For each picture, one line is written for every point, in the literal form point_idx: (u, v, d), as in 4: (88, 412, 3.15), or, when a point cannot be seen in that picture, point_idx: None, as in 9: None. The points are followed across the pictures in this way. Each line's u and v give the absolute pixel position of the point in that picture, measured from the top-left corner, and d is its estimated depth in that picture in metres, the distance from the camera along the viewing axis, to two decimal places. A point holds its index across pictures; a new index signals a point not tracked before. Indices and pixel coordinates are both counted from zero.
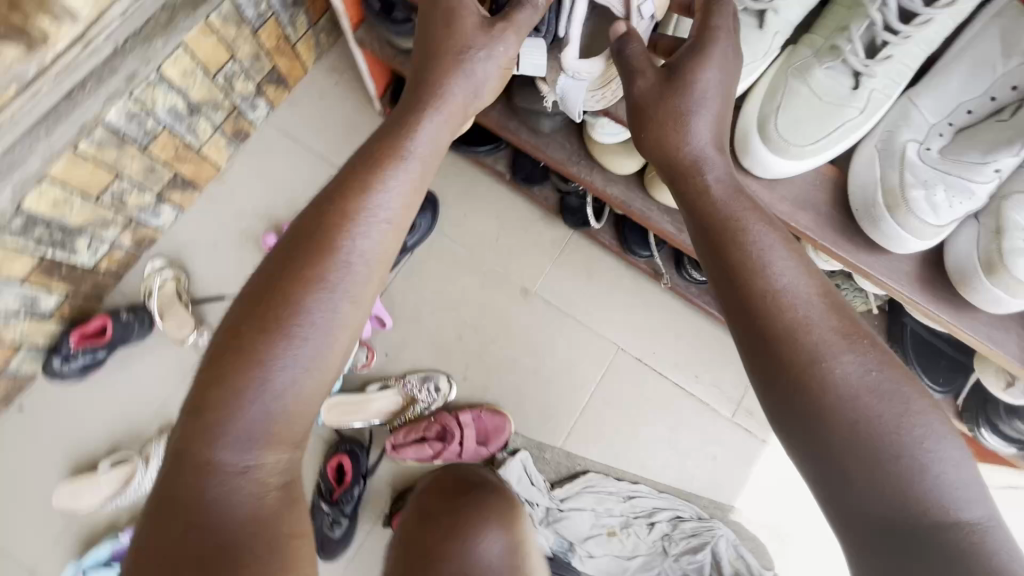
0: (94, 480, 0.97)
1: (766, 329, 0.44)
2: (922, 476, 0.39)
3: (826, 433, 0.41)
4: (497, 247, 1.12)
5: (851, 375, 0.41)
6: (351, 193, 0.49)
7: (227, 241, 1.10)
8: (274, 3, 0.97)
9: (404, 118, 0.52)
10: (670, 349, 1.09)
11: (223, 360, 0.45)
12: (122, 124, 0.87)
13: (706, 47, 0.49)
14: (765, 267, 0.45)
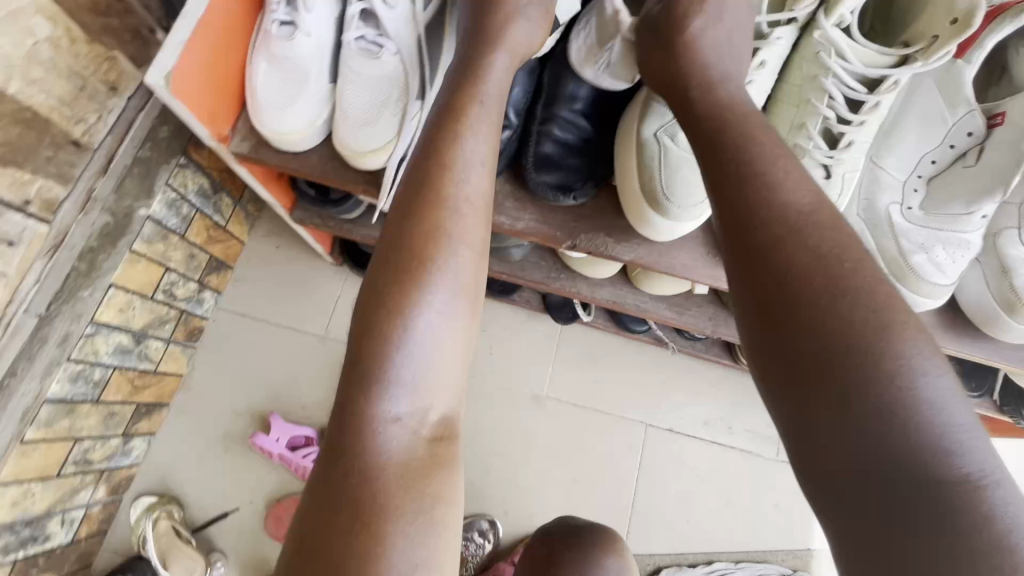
0: None
1: (760, 237, 0.39)
2: (909, 411, 0.34)
3: (806, 350, 0.36)
4: (495, 362, 1.06)
5: (847, 285, 0.37)
6: (444, 152, 0.48)
7: (212, 452, 1.01)
8: (194, 201, 0.92)
9: (472, 66, 0.51)
10: (696, 409, 1.06)
11: (372, 314, 0.45)
12: (69, 390, 0.79)
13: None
14: (761, 174, 0.41)
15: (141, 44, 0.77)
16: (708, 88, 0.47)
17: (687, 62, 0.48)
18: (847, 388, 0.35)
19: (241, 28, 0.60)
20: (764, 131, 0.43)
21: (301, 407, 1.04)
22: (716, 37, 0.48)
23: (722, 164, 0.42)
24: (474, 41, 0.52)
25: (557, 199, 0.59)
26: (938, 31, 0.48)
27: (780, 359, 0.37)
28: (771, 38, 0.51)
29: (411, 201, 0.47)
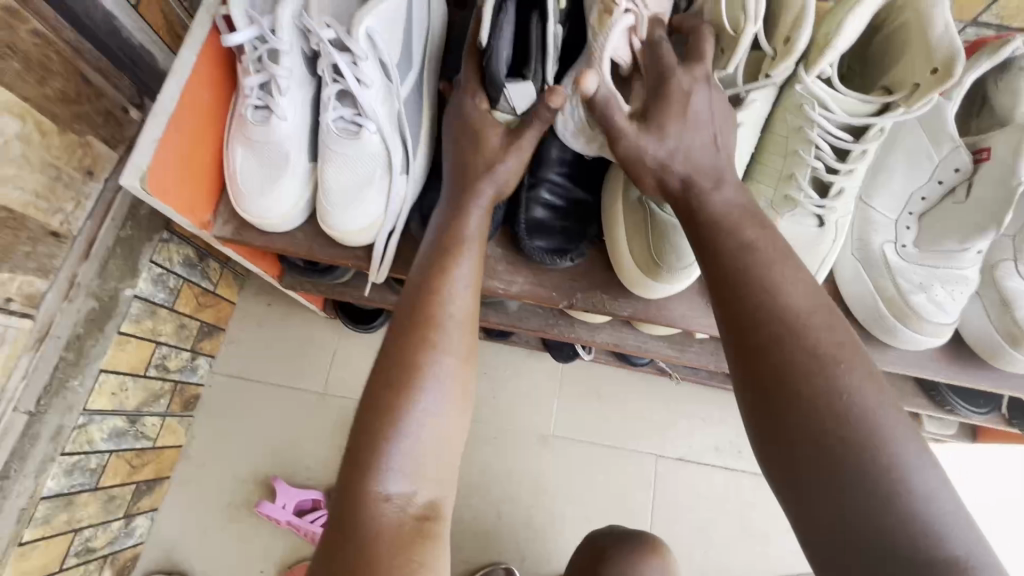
0: None
1: (752, 323, 0.40)
2: (902, 495, 0.33)
3: (796, 414, 0.36)
4: (499, 404, 1.05)
5: (838, 371, 0.37)
6: (447, 244, 0.50)
7: (217, 522, 0.99)
8: (180, 272, 0.90)
9: (473, 161, 0.53)
10: (706, 435, 1.05)
11: (372, 397, 0.45)
12: (65, 483, 0.77)
13: (669, 83, 0.48)
14: (747, 247, 0.43)
15: (115, 124, 0.76)
16: (702, 192, 0.46)
17: (681, 163, 0.47)
18: (838, 472, 0.34)
19: (215, 115, 0.59)
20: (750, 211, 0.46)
21: (305, 469, 1.02)
22: (700, 146, 0.48)
23: (711, 238, 0.44)
24: (467, 149, 0.53)
25: (555, 261, 0.59)
26: (919, 79, 0.47)
27: (771, 421, 0.37)
28: (746, 97, 0.51)
29: (418, 301, 0.48)
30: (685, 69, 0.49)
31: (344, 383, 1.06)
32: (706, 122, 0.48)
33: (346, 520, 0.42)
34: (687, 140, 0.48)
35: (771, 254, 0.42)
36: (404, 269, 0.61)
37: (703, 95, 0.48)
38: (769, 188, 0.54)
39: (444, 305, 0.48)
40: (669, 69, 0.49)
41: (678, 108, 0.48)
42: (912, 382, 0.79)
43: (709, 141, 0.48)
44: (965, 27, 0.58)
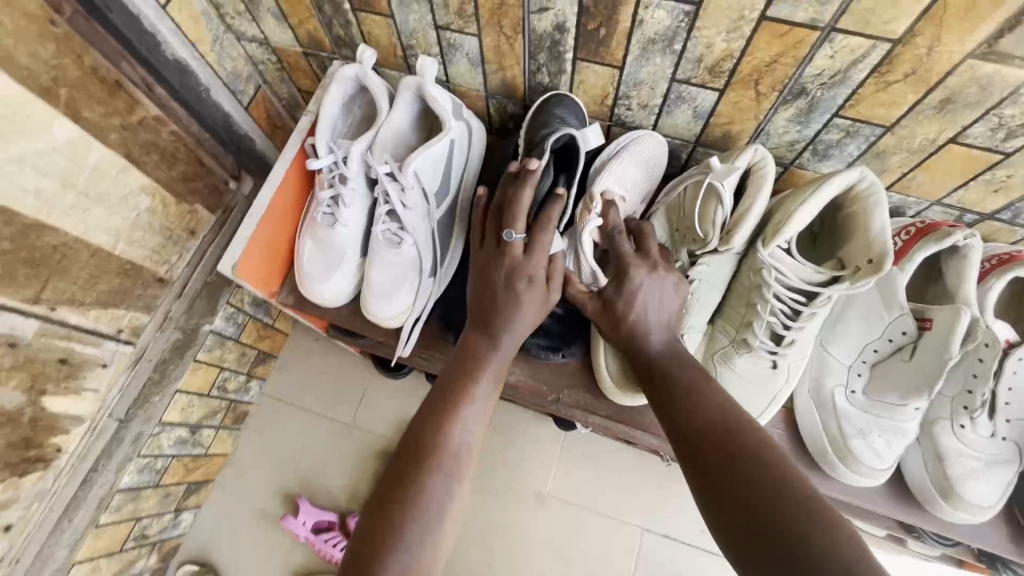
0: None
1: (689, 448, 0.53)
2: (828, 548, 0.41)
3: (742, 497, 0.47)
4: (502, 458, 1.16)
5: (755, 470, 0.48)
6: (471, 349, 0.61)
7: (249, 527, 1.14)
8: (249, 310, 1.08)
9: (489, 280, 0.62)
10: (693, 516, 1.11)
11: (393, 482, 0.53)
12: (137, 479, 0.94)
13: (629, 273, 0.61)
14: (684, 385, 0.57)
15: (217, 194, 0.94)
16: (639, 343, 0.60)
17: (631, 325, 0.60)
18: (782, 544, 0.43)
19: (293, 209, 0.76)
20: (682, 357, 0.59)
21: (326, 491, 1.16)
22: (652, 316, 0.60)
23: (659, 377, 0.58)
24: (484, 278, 0.63)
25: (549, 357, 0.71)
26: (859, 263, 0.56)
27: (725, 509, 0.47)
28: (696, 261, 0.63)
29: (441, 400, 0.57)
30: (639, 260, 0.62)
31: (370, 419, 1.20)
32: (656, 295, 0.61)
33: None
34: (634, 309, 0.60)
35: (694, 384, 0.56)
36: (424, 349, 0.74)
37: (651, 281, 0.61)
38: (733, 327, 0.64)
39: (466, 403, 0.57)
40: (627, 261, 0.62)
41: (634, 293, 0.60)
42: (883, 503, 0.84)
43: (658, 306, 0.61)
44: (930, 206, 0.65)
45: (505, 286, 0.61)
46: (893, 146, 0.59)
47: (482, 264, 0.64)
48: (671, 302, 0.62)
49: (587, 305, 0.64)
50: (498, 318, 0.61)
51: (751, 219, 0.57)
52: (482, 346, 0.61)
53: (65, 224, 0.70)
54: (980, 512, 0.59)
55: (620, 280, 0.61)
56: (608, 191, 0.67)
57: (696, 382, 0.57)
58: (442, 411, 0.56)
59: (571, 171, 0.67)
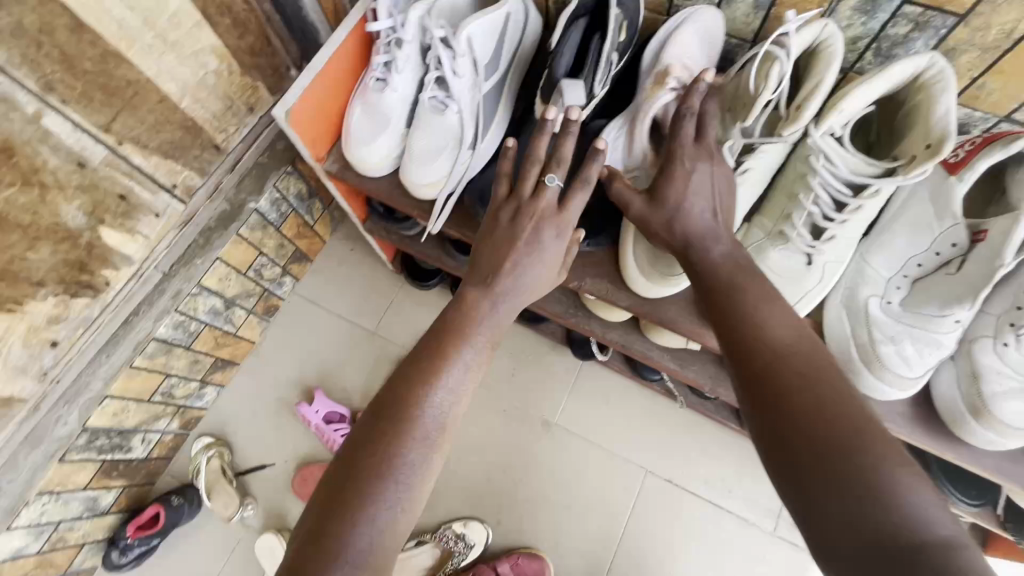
0: None
1: (747, 365, 0.52)
2: (886, 486, 0.41)
3: (800, 421, 0.46)
4: (513, 382, 1.15)
5: (829, 408, 0.46)
6: (466, 309, 0.62)
7: (265, 411, 1.18)
8: (293, 202, 1.12)
9: (498, 240, 0.63)
10: (699, 466, 1.09)
11: (372, 432, 0.54)
12: (171, 334, 0.99)
13: (677, 158, 0.59)
14: (747, 304, 0.55)
15: (278, 78, 0.99)
16: (694, 248, 0.59)
17: (682, 233, 0.59)
18: (833, 472, 0.43)
19: (347, 78, 0.78)
20: (749, 279, 0.57)
21: (342, 390, 1.19)
22: (702, 209, 0.59)
23: (720, 292, 0.57)
24: (517, 208, 0.63)
25: (573, 242, 0.71)
26: (916, 151, 0.54)
27: (774, 430, 0.47)
28: (755, 148, 0.60)
29: (429, 359, 0.59)
30: (692, 147, 0.59)
31: (391, 330, 1.23)
32: (708, 192, 0.59)
33: (329, 540, 0.49)
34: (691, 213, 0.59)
35: (760, 302, 0.55)
36: (454, 226, 0.76)
37: (700, 171, 0.59)
38: (770, 221, 0.63)
39: (445, 372, 0.58)
40: (678, 145, 0.60)
41: (683, 180, 0.59)
42: (905, 457, 0.80)
43: (709, 205, 0.59)
44: (999, 122, 0.62)
45: (529, 233, 0.62)
46: (965, 41, 0.56)
47: (508, 209, 0.64)
48: (722, 194, 0.60)
49: (633, 201, 0.61)
50: (501, 273, 0.62)
51: (822, 93, 0.55)
52: (477, 310, 0.61)
53: (143, 62, 0.75)
54: (1011, 437, 0.55)
55: (670, 169, 0.60)
56: (672, 65, 0.64)
57: (762, 305, 0.55)
58: (431, 367, 0.58)
59: (605, 29, 0.63)
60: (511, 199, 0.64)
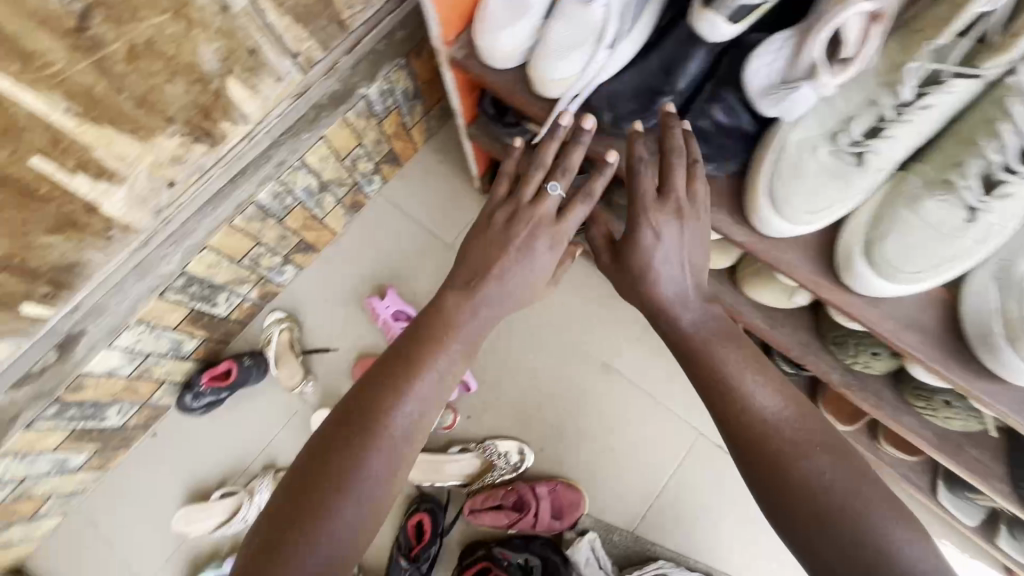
0: (208, 508, 1.07)
1: (748, 438, 0.59)
2: (886, 546, 0.51)
3: (800, 493, 0.55)
4: (581, 321, 1.13)
5: (822, 481, 0.54)
6: (444, 316, 0.67)
7: (337, 299, 1.23)
8: (398, 98, 1.12)
9: (489, 253, 0.68)
10: None
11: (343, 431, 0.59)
12: (269, 203, 1.02)
13: (640, 219, 0.64)
14: (736, 379, 0.62)
15: None
16: (671, 316, 0.65)
17: (662, 302, 0.65)
18: (839, 535, 0.52)
19: None
20: (732, 350, 0.64)
21: (410, 294, 1.22)
22: (668, 275, 0.64)
23: (713, 364, 0.63)
24: (517, 221, 0.68)
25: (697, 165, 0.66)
26: None
27: (780, 500, 0.56)
28: (945, 83, 0.54)
29: (405, 361, 0.64)
30: (657, 208, 0.64)
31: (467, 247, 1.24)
32: (674, 254, 0.64)
33: (302, 533, 0.54)
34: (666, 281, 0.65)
35: (749, 377, 0.61)
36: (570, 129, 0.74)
37: (668, 228, 0.63)
38: (933, 170, 0.57)
39: (419, 380, 0.63)
40: (642, 205, 0.64)
41: (647, 245, 0.64)
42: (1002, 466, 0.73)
43: (677, 267, 0.65)
44: None
45: (523, 243, 0.68)
46: None
47: (505, 220, 0.69)
48: (693, 251, 0.65)
49: (602, 256, 0.70)
50: (487, 281, 0.67)
51: None
52: (456, 317, 0.67)
53: None
54: None
55: (629, 234, 0.65)
56: None
57: (746, 377, 0.61)
58: (408, 369, 0.63)
59: None
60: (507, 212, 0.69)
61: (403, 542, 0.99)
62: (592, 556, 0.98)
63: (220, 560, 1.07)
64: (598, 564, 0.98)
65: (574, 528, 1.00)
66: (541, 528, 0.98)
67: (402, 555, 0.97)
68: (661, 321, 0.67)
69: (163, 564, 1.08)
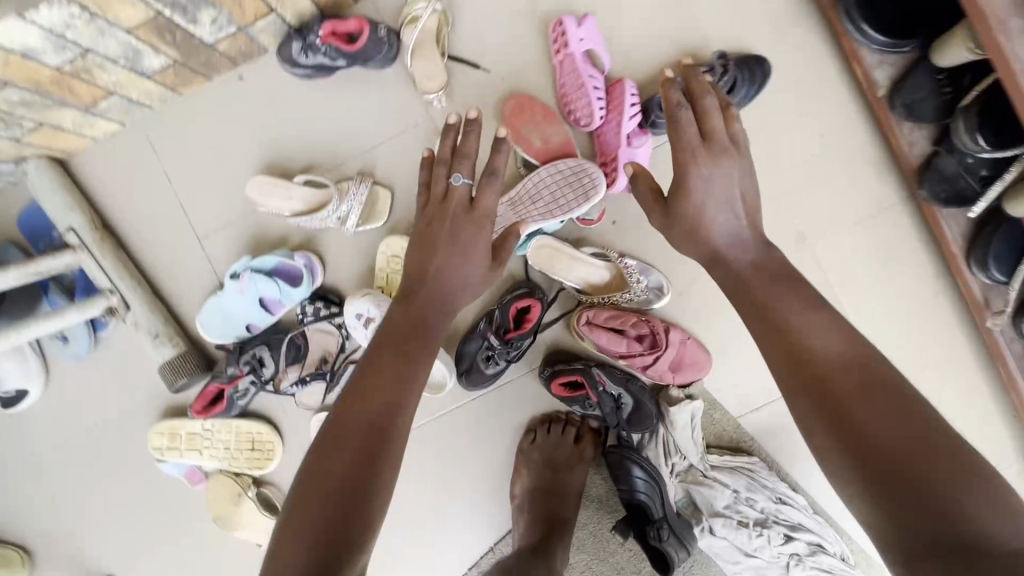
0: (287, 188, 0.87)
1: (807, 377, 0.53)
2: (960, 497, 0.42)
3: (859, 436, 0.47)
4: (799, 170, 0.88)
5: (887, 425, 0.46)
6: (409, 309, 0.66)
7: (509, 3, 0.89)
8: None
9: (424, 251, 0.69)
10: (931, 385, 0.87)
11: (344, 421, 0.55)
12: None
13: (692, 160, 0.65)
14: (792, 323, 0.56)
15: None
16: (725, 257, 0.64)
17: (721, 249, 0.64)
18: (900, 479, 0.44)
19: None
20: (792, 296, 0.59)
21: (608, 38, 0.88)
22: (717, 224, 0.65)
23: (775, 310, 0.58)
24: (439, 208, 0.71)
25: None
26: None
27: (838, 445, 0.48)
28: None
29: (378, 352, 0.62)
30: (704, 152, 0.65)
31: (709, 7, 0.87)
32: (729, 195, 0.64)
33: (306, 511, 0.49)
34: (720, 222, 0.64)
35: (810, 321, 0.56)
36: None
37: (716, 170, 0.65)
38: None
39: (398, 376, 0.59)
40: (690, 149, 0.65)
41: (701, 188, 0.64)
42: None
43: (732, 205, 0.65)
44: None
45: (450, 236, 0.68)
46: None
47: (427, 221, 0.71)
48: (733, 189, 0.65)
49: (653, 211, 0.69)
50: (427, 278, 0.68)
51: None
52: (420, 311, 0.66)
53: None
54: None
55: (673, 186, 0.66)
56: None
57: (801, 321, 0.56)
58: (384, 351, 0.61)
59: None
60: (430, 215, 0.71)
61: (500, 321, 0.83)
62: (689, 424, 0.86)
63: (288, 249, 0.89)
64: (692, 434, 0.86)
65: (685, 389, 0.86)
66: (652, 374, 0.84)
67: (494, 332, 0.83)
68: (725, 264, 0.64)
69: (220, 228, 0.92)
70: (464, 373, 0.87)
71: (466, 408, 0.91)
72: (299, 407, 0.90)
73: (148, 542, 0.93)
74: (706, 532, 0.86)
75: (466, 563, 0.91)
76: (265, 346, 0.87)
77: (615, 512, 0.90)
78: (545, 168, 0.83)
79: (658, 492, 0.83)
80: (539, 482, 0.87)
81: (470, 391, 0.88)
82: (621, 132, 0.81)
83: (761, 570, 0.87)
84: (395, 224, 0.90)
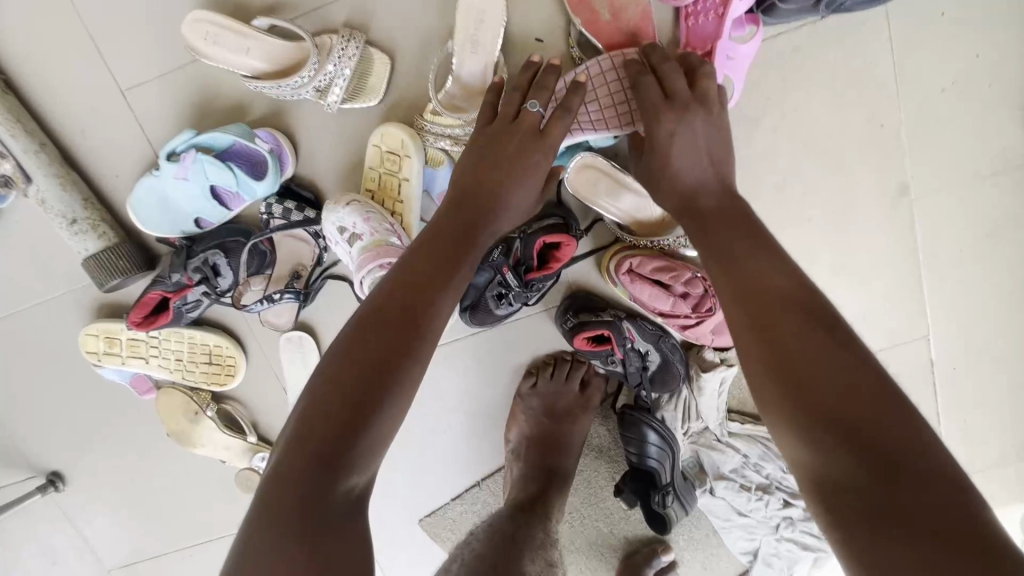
0: (242, 35, 0.61)
1: (751, 320, 0.41)
2: (916, 461, 0.32)
3: (802, 385, 0.37)
4: (926, 105, 0.67)
5: (840, 370, 0.36)
6: (473, 215, 0.52)
7: None
8: None
9: (488, 155, 0.54)
10: (986, 381, 0.76)
11: (372, 322, 0.43)
12: None
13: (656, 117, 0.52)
14: (739, 257, 0.44)
15: None
16: (690, 195, 0.51)
17: (686, 192, 0.51)
18: (851, 438, 0.34)
19: None
20: (738, 219, 0.47)
21: None
22: (693, 174, 0.51)
23: (719, 237, 0.47)
24: (489, 135, 0.55)
25: None
26: None
27: (780, 398, 0.37)
28: None
29: (422, 253, 0.49)
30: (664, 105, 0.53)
31: None
32: (698, 144, 0.51)
33: (310, 421, 0.39)
34: (689, 169, 0.52)
35: (750, 253, 0.44)
36: None
37: (683, 122, 0.52)
38: None
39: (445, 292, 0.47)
40: (647, 106, 0.53)
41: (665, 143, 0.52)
42: None
43: (700, 155, 0.51)
44: None
45: (514, 158, 0.53)
46: None
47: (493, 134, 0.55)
48: (711, 141, 0.52)
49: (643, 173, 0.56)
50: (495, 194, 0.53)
51: None
52: (479, 215, 0.52)
53: None
54: None
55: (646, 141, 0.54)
56: None
57: (751, 254, 0.44)
58: (438, 255, 0.49)
59: None
60: (497, 121, 0.56)
61: (519, 257, 0.67)
62: (717, 390, 0.76)
63: (247, 126, 0.66)
64: (718, 400, 0.77)
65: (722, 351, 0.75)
66: (692, 334, 0.71)
67: (512, 270, 0.67)
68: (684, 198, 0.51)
69: (146, 78, 0.67)
70: (468, 309, 0.72)
71: (463, 342, 0.79)
72: (264, 325, 0.75)
73: (96, 444, 0.82)
74: (707, 492, 0.81)
75: (450, 494, 0.85)
76: (220, 251, 0.69)
77: (614, 463, 0.84)
78: (608, 56, 0.60)
79: (670, 457, 0.76)
80: (538, 431, 0.77)
81: (476, 328, 0.75)
82: (726, 17, 0.59)
83: (750, 530, 0.81)
84: (389, 107, 0.67)
